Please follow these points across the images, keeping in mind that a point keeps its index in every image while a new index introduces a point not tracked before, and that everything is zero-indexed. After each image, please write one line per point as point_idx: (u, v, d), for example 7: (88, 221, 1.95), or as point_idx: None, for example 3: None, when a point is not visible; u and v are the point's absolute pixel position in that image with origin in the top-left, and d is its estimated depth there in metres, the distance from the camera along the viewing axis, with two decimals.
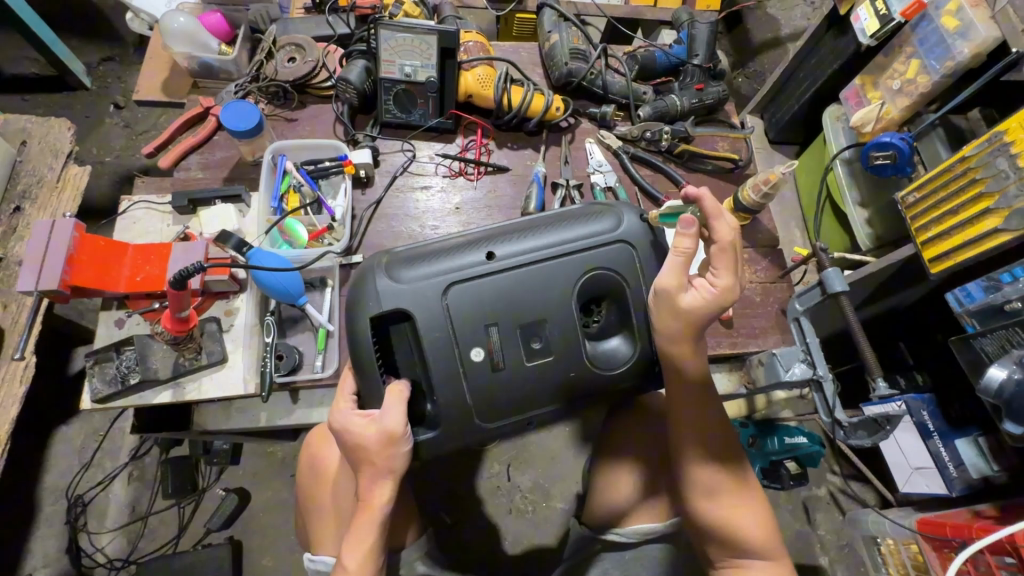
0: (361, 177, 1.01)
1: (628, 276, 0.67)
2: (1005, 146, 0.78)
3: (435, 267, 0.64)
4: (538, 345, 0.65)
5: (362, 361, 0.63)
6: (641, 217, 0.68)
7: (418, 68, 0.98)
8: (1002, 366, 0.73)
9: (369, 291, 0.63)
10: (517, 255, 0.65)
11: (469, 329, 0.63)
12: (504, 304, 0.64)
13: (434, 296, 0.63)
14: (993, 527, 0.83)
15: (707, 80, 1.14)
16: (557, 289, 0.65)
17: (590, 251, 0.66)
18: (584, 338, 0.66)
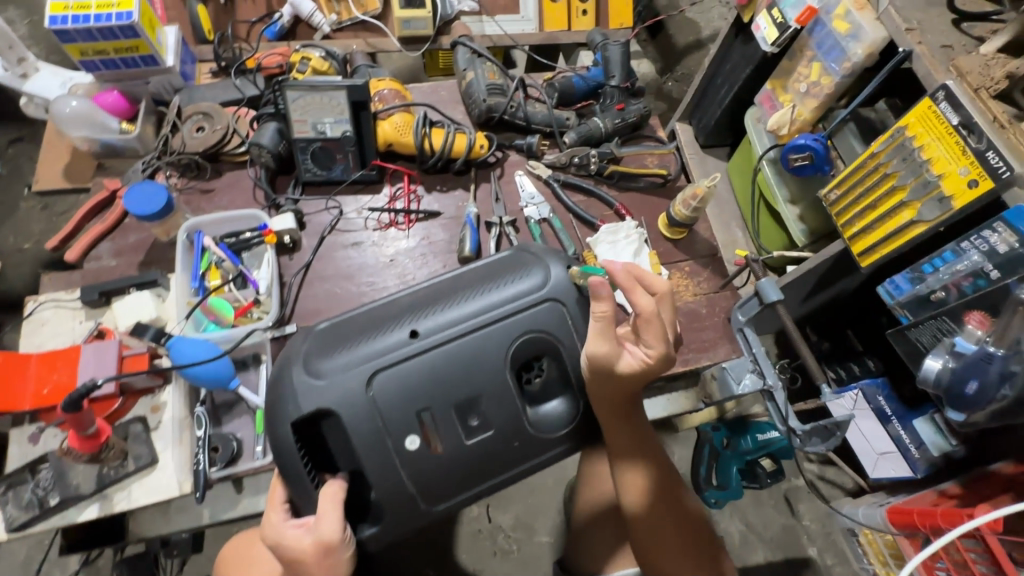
0: (286, 244, 0.97)
1: (559, 336, 0.68)
2: (910, 141, 0.79)
3: (356, 358, 0.63)
4: (475, 421, 0.65)
5: (289, 464, 0.62)
6: (566, 273, 0.69)
7: (331, 124, 0.96)
8: (936, 356, 0.75)
9: (289, 394, 0.62)
10: (441, 333, 0.65)
11: (400, 417, 0.63)
12: (433, 386, 0.64)
13: (358, 390, 0.62)
14: (957, 510, 0.84)
15: (627, 99, 1.15)
16: (486, 362, 0.65)
17: (515, 317, 0.66)
18: (518, 405, 0.66)
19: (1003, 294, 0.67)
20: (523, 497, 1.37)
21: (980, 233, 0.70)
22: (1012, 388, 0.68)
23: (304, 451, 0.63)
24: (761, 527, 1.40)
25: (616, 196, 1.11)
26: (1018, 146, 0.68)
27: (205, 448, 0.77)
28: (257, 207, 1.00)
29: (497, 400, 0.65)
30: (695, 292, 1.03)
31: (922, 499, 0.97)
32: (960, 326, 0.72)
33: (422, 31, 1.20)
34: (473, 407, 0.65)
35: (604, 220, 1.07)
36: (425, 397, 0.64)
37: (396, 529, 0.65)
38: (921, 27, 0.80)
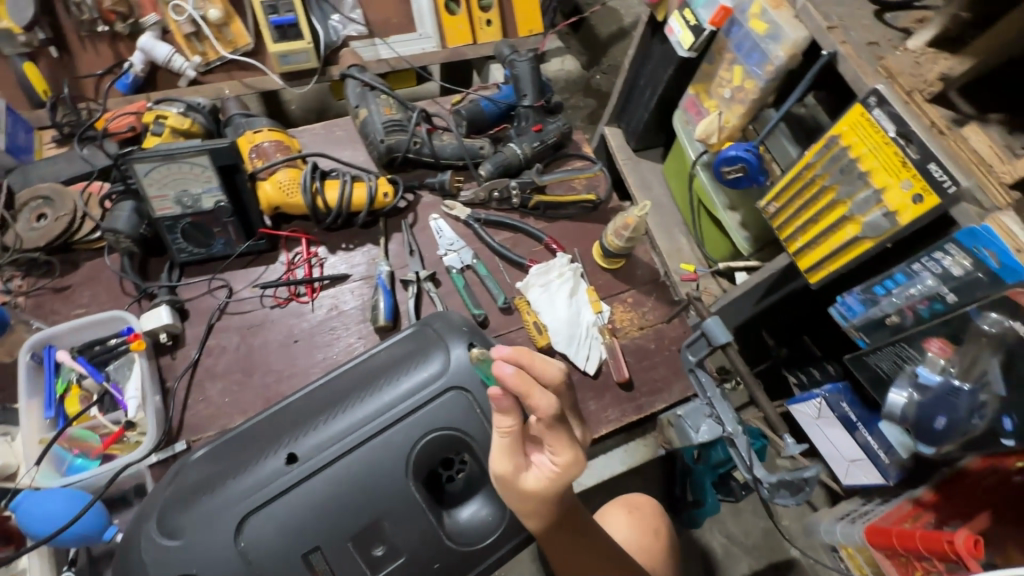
0: (165, 342, 0.83)
1: (469, 427, 0.57)
2: (844, 151, 0.72)
3: (223, 499, 0.52)
4: (380, 551, 0.53)
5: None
6: (468, 351, 0.59)
7: (200, 195, 0.81)
8: (900, 389, 0.68)
9: (142, 562, 0.51)
10: (321, 452, 0.54)
11: (282, 567, 0.51)
12: (319, 519, 0.52)
13: (224, 543, 0.51)
14: (935, 532, 0.79)
15: (543, 118, 1.05)
16: (382, 478, 0.54)
17: (412, 417, 0.56)
18: (433, 521, 0.55)
19: (962, 323, 0.60)
20: None
21: (931, 254, 0.63)
22: (982, 419, 0.62)
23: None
24: (742, 536, 1.36)
25: (545, 228, 1.01)
26: (959, 154, 0.61)
27: None
28: (126, 301, 0.85)
29: (403, 519, 0.54)
30: (640, 326, 0.95)
31: (898, 511, 0.92)
32: (921, 354, 0.66)
33: (305, 63, 1.06)
34: (375, 533, 0.54)
35: (534, 258, 0.97)
36: (311, 536, 0.52)
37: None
38: (843, 23, 0.72)
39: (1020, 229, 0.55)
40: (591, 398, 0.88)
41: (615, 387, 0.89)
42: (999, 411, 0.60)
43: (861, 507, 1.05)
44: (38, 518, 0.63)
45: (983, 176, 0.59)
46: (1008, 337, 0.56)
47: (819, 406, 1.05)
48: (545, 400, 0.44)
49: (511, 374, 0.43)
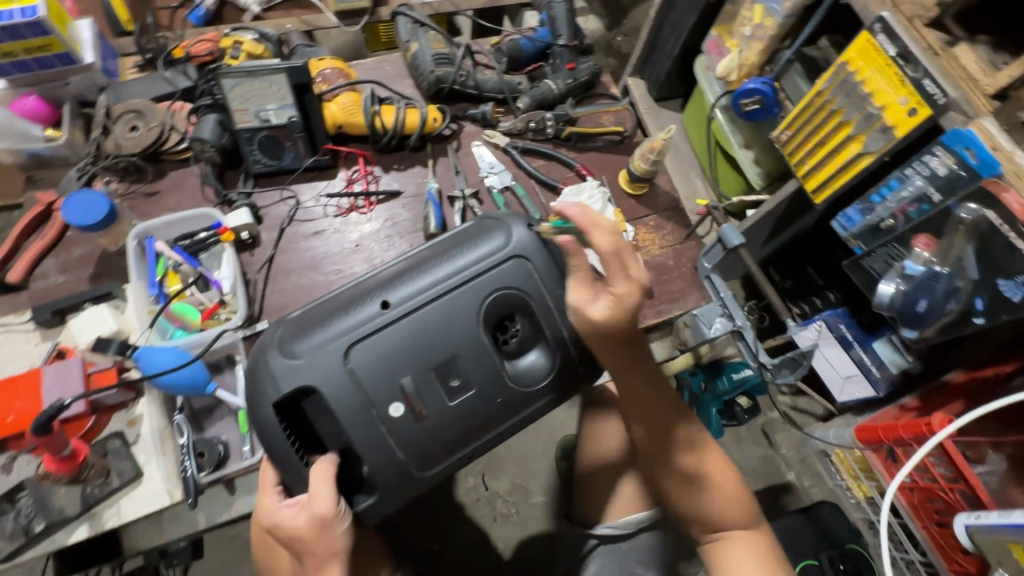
0: (245, 240, 0.94)
1: (530, 293, 0.67)
2: (853, 77, 0.81)
3: (331, 333, 0.63)
4: (457, 383, 0.65)
5: (276, 450, 0.62)
6: (532, 231, 0.69)
7: (274, 110, 0.91)
8: (888, 281, 0.81)
9: (266, 376, 0.62)
10: (413, 302, 0.64)
11: (381, 386, 0.63)
12: (410, 352, 0.64)
13: (334, 364, 0.62)
14: (916, 420, 0.89)
15: (576, 58, 1.14)
16: (460, 324, 0.65)
17: (485, 279, 0.66)
18: (498, 362, 0.66)
19: (944, 216, 0.71)
20: (516, 462, 1.41)
21: (921, 159, 0.73)
22: (957, 301, 0.74)
23: (288, 435, 0.63)
24: (744, 461, 1.47)
25: (576, 158, 1.11)
26: (951, 72, 0.71)
27: (190, 454, 0.75)
28: (209, 205, 0.96)
29: (476, 358, 0.65)
30: (660, 246, 1.05)
31: (885, 416, 1.03)
32: (909, 250, 0.77)
33: (357, 2, 1.15)
34: (452, 368, 0.65)
35: (566, 183, 1.07)
36: (403, 365, 0.64)
37: (389, 508, 0.66)
38: None
39: (996, 130, 0.66)
40: None
41: (636, 295, 1.00)
42: (972, 293, 0.71)
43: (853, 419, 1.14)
44: (153, 364, 0.75)
45: (970, 90, 0.69)
46: (981, 225, 0.67)
47: (818, 330, 1.14)
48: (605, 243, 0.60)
49: (577, 211, 0.60)
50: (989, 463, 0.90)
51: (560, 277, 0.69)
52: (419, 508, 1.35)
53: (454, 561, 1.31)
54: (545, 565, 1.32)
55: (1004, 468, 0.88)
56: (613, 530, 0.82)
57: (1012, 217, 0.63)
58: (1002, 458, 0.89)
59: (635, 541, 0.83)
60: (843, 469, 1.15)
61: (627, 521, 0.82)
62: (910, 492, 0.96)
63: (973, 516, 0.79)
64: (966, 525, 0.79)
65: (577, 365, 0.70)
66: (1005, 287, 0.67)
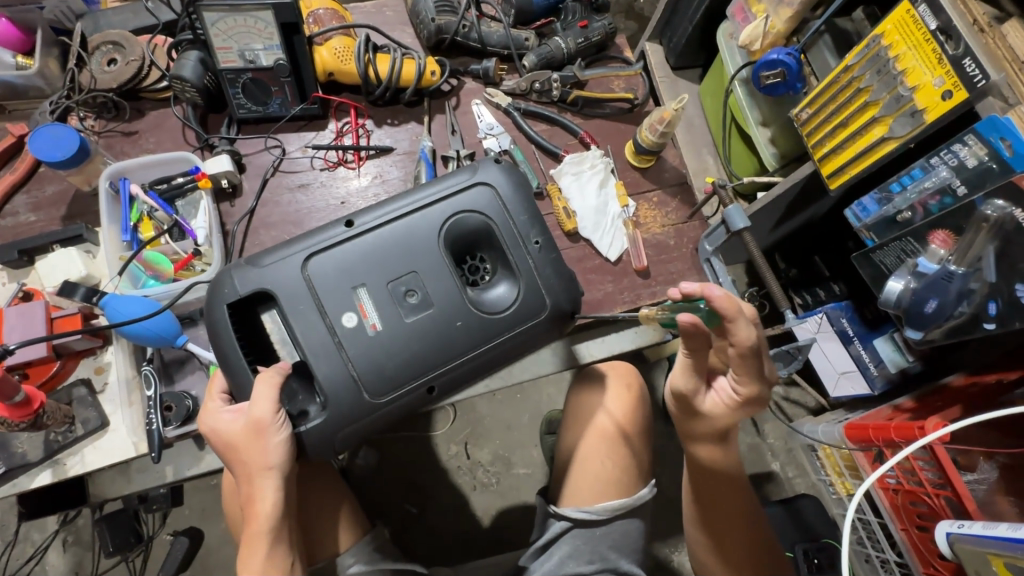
0: (225, 188, 0.90)
1: (495, 219, 0.65)
2: (884, 50, 0.75)
3: (293, 245, 0.62)
4: (415, 300, 0.62)
5: (224, 353, 0.60)
6: (499, 162, 0.68)
7: (261, 51, 0.85)
8: (898, 278, 0.76)
9: (223, 278, 0.60)
10: (374, 217, 0.63)
11: (337, 297, 0.60)
12: (370, 265, 0.62)
13: (292, 271, 0.60)
14: (909, 423, 0.86)
15: (589, 15, 1.06)
16: (422, 240, 0.63)
17: (448, 200, 0.65)
18: (460, 285, 0.63)
19: (967, 212, 0.66)
20: (499, 433, 1.40)
21: (949, 148, 0.67)
22: (968, 304, 0.70)
23: (241, 342, 0.60)
24: None
25: (581, 124, 1.04)
26: (996, 52, 0.64)
27: (155, 408, 0.73)
28: (189, 149, 0.92)
29: (437, 277, 0.62)
30: (662, 224, 1.00)
31: (878, 414, 1.00)
32: (924, 246, 0.72)
33: None
34: (412, 287, 0.62)
35: (568, 150, 1.01)
36: (362, 278, 0.62)
37: (335, 437, 0.60)
38: None
39: None
40: (608, 281, 0.95)
41: (632, 274, 0.96)
42: (986, 296, 0.68)
43: (846, 415, 1.11)
44: (120, 312, 0.72)
45: (1013, 74, 0.63)
46: (1007, 224, 0.62)
47: (818, 322, 1.10)
48: (745, 330, 0.59)
49: (721, 297, 0.58)
50: (980, 471, 0.88)
51: (530, 208, 0.66)
52: (400, 471, 1.35)
53: (431, 524, 1.32)
54: (522, 534, 1.32)
55: (995, 477, 0.86)
56: (588, 515, 0.79)
57: None
58: (993, 467, 0.87)
59: (611, 528, 0.81)
60: (829, 465, 1.13)
61: (603, 507, 0.80)
62: (893, 493, 0.95)
63: (957, 524, 0.78)
64: (947, 533, 0.78)
65: (547, 299, 0.65)
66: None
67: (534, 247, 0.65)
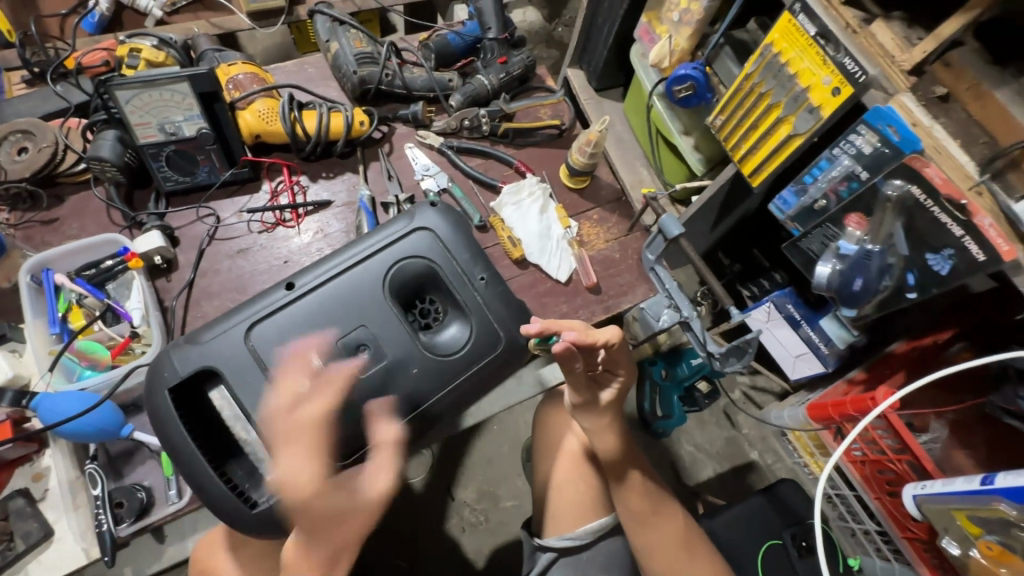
0: (158, 264, 0.87)
1: (438, 262, 0.66)
2: (776, 58, 0.81)
3: (234, 316, 0.61)
4: (367, 355, 0.62)
5: (171, 440, 0.57)
6: (434, 206, 0.69)
7: (181, 122, 0.84)
8: (825, 263, 0.81)
9: (163, 362, 0.59)
10: (315, 277, 0.63)
11: (286, 363, 0.60)
12: (317, 326, 0.62)
13: (235, 344, 0.59)
14: (862, 396, 0.91)
15: (508, 51, 1.11)
16: (368, 293, 0.64)
17: (389, 249, 0.66)
18: (411, 332, 0.63)
19: (874, 194, 0.72)
20: (482, 468, 1.37)
21: (847, 138, 0.73)
22: (891, 278, 0.75)
23: (189, 426, 0.58)
24: (708, 444, 1.48)
25: (514, 154, 1.07)
26: (868, 49, 0.70)
27: (105, 506, 0.69)
28: (116, 230, 0.89)
29: (386, 328, 0.63)
30: (605, 239, 1.03)
31: (835, 390, 1.04)
32: (842, 229, 0.78)
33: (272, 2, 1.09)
34: (363, 341, 0.62)
35: (505, 181, 1.04)
36: (309, 340, 0.61)
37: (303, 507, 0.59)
38: None
39: (915, 107, 0.66)
40: (563, 302, 0.96)
41: (584, 292, 0.98)
42: (904, 269, 0.72)
43: (807, 395, 1.16)
44: (49, 411, 0.69)
45: (887, 66, 0.69)
46: (907, 200, 0.68)
47: (768, 311, 1.16)
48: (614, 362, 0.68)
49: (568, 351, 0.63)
50: (932, 430, 0.92)
51: (471, 246, 0.68)
52: (385, 527, 1.30)
53: None
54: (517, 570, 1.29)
55: (946, 434, 0.90)
56: (570, 542, 0.80)
57: (934, 191, 0.64)
58: (943, 425, 0.91)
59: (596, 548, 0.82)
60: (801, 447, 1.16)
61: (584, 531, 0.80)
62: (861, 465, 0.97)
63: (920, 486, 0.80)
64: (914, 497, 0.80)
65: (501, 333, 0.65)
66: (934, 261, 0.68)
67: (480, 283, 0.66)
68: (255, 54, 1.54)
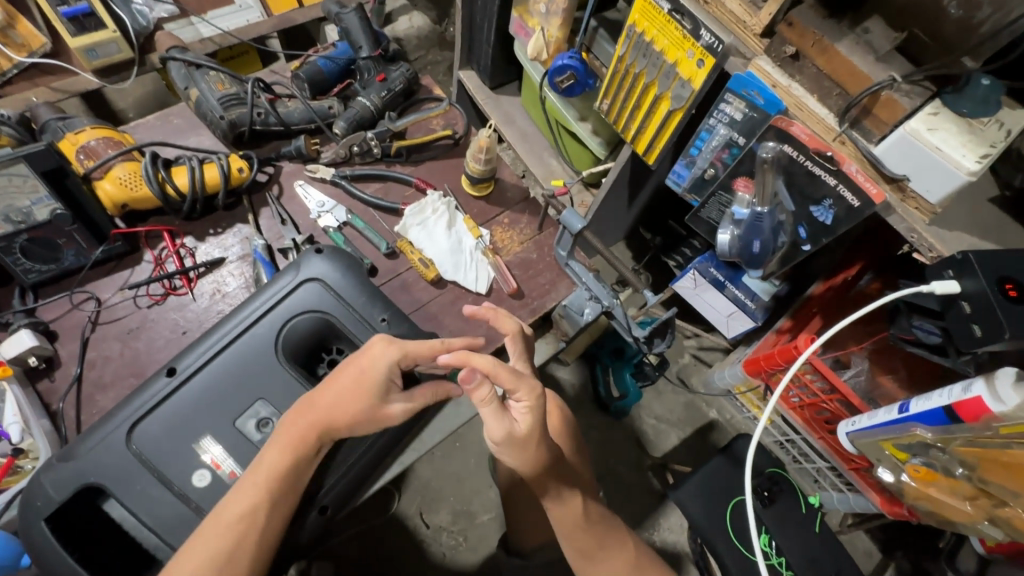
0: (37, 365, 0.79)
1: (331, 311, 0.69)
2: (641, 37, 0.80)
3: (112, 420, 0.61)
4: (267, 426, 0.63)
5: (55, 570, 0.56)
6: (320, 252, 0.70)
7: (29, 207, 0.75)
8: (724, 230, 0.85)
9: (36, 489, 0.58)
10: (195, 359, 0.64)
11: (179, 455, 0.61)
12: (207, 409, 0.63)
13: (117, 450, 0.60)
14: (786, 346, 0.94)
15: (385, 67, 1.08)
16: (260, 360, 0.65)
17: (275, 311, 0.67)
18: (310, 392, 0.65)
19: (752, 158, 0.74)
20: (451, 488, 1.34)
21: (718, 107, 0.74)
22: (785, 234, 0.78)
23: (78, 550, 0.57)
24: (668, 413, 1.50)
25: (412, 171, 1.04)
26: (722, 17, 0.71)
27: None
28: None
29: (282, 395, 0.65)
30: (520, 241, 1.01)
31: (766, 343, 1.07)
32: (733, 195, 0.81)
33: (117, 54, 1.02)
34: (260, 413, 0.64)
35: (407, 201, 1.00)
36: (202, 426, 0.62)
37: None
38: None
39: (772, 69, 0.67)
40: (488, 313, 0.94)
41: (508, 298, 0.96)
42: (794, 224, 0.75)
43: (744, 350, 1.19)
44: None
45: (742, 33, 0.70)
46: (782, 159, 0.70)
47: (694, 278, 1.16)
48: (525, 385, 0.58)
49: (456, 357, 0.59)
50: (855, 364, 0.96)
51: (360, 289, 0.70)
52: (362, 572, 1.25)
53: None
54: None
55: (868, 365, 0.95)
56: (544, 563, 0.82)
57: (803, 147, 0.66)
58: (865, 357, 0.95)
59: None
60: (748, 402, 1.20)
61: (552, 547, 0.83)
62: (800, 409, 0.99)
63: (851, 423, 0.84)
64: (848, 433, 0.84)
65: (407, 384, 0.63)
66: (817, 212, 0.71)
67: (382, 323, 0.69)
68: (127, 107, 1.43)
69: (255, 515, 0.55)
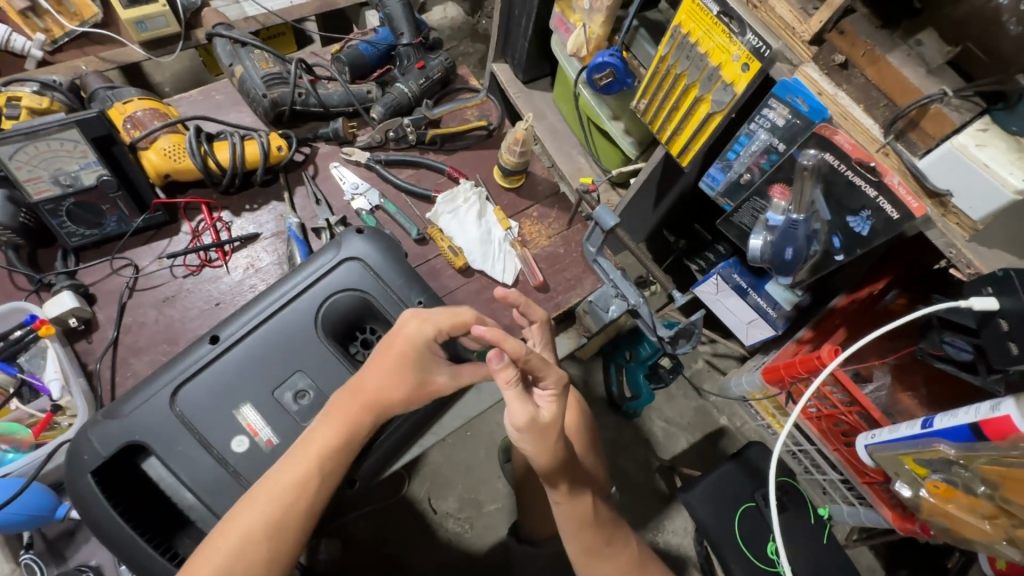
0: (76, 327, 0.82)
1: (369, 291, 0.70)
2: (686, 39, 0.79)
3: (157, 382, 0.63)
4: (304, 398, 0.65)
5: (98, 522, 0.58)
6: (361, 233, 0.72)
7: (78, 171, 0.77)
8: (757, 235, 0.83)
9: (82, 443, 0.60)
10: (239, 328, 0.66)
11: (220, 421, 0.63)
12: (247, 377, 0.65)
13: (161, 411, 0.62)
14: (809, 355, 0.94)
15: (424, 55, 1.09)
16: (300, 333, 0.67)
17: (316, 286, 0.69)
18: (345, 368, 0.67)
19: (791, 164, 0.74)
20: (460, 476, 1.36)
21: (761, 113, 0.75)
22: (818, 243, 0.79)
23: (117, 504, 0.59)
24: (678, 417, 1.50)
25: (445, 160, 1.05)
26: (770, 22, 0.71)
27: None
28: (22, 296, 0.83)
29: (319, 368, 0.67)
30: (548, 236, 1.02)
31: (786, 352, 1.07)
32: (768, 201, 0.81)
33: (165, 28, 1.03)
34: (298, 385, 0.66)
35: (439, 189, 1.01)
36: (241, 393, 0.64)
37: None
38: None
39: (818, 76, 0.67)
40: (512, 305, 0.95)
41: (533, 291, 0.97)
42: (828, 233, 0.76)
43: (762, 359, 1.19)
44: None
45: (789, 38, 0.70)
46: (822, 167, 0.70)
47: (716, 283, 1.16)
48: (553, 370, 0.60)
49: (485, 331, 0.56)
50: (877, 378, 0.96)
51: (397, 271, 0.71)
52: (369, 552, 1.27)
53: None
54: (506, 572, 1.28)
55: (890, 380, 0.95)
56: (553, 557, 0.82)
57: (845, 156, 0.67)
58: (886, 372, 0.95)
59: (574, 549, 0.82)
60: (763, 411, 1.21)
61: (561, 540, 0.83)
62: (817, 420, 1.00)
63: (870, 435, 0.84)
64: (866, 446, 0.84)
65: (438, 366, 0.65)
66: (853, 222, 0.72)
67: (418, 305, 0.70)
68: (164, 81, 1.45)
69: (296, 485, 0.57)
